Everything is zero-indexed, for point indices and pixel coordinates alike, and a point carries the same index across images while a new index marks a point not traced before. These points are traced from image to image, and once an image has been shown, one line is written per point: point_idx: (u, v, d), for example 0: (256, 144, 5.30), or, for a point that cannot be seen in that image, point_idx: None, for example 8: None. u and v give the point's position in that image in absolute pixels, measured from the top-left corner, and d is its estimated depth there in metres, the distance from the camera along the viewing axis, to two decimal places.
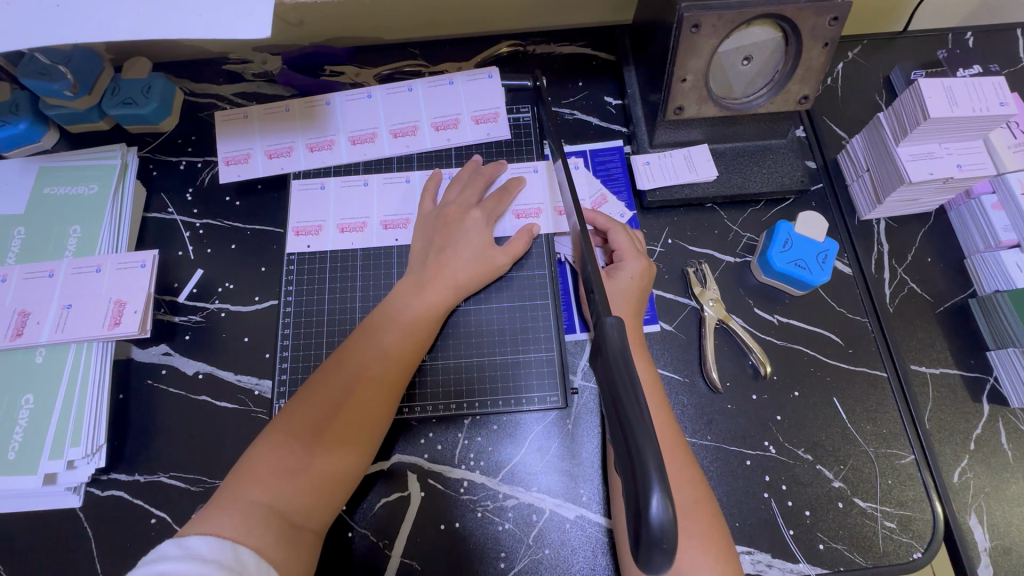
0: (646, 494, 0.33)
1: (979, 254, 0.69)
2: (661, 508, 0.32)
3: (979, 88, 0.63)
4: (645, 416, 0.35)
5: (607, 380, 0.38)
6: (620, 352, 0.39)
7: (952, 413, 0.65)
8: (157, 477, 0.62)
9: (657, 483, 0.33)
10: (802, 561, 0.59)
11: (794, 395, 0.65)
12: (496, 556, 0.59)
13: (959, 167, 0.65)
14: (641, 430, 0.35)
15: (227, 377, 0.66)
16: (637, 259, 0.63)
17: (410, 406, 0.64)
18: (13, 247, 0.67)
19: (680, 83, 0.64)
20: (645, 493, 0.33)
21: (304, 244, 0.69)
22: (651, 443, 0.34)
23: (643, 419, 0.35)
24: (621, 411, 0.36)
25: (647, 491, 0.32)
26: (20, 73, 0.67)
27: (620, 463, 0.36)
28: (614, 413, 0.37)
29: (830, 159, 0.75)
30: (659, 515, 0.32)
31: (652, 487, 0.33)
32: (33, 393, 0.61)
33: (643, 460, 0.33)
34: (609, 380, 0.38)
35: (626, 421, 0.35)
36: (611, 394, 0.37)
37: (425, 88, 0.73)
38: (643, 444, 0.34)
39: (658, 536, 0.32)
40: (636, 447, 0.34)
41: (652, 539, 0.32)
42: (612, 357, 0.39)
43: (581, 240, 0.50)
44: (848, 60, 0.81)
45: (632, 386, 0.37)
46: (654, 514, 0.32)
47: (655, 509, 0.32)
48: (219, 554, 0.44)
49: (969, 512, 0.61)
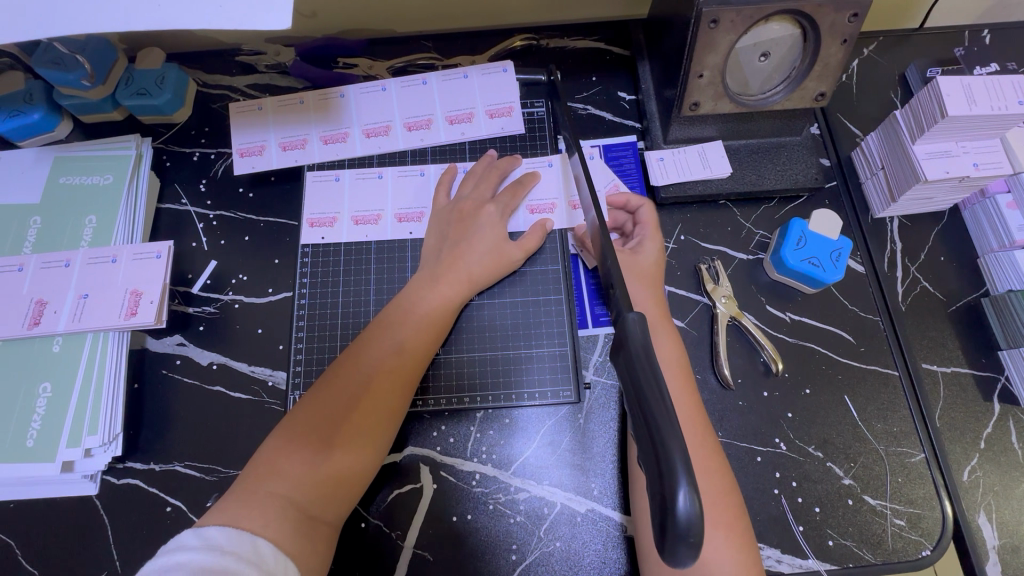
0: (673, 489, 0.33)
1: (993, 253, 0.68)
2: (688, 502, 0.33)
3: (998, 86, 0.63)
4: (670, 410, 0.35)
5: (630, 377, 0.38)
6: (643, 348, 0.39)
7: (963, 412, 0.65)
8: (172, 466, 0.62)
9: (683, 477, 0.33)
10: (811, 557, 0.59)
11: (805, 392, 0.65)
12: (508, 548, 0.60)
13: (976, 166, 0.64)
14: (666, 425, 0.35)
15: (241, 368, 0.66)
16: (659, 245, 0.65)
17: (423, 399, 0.64)
18: (29, 237, 0.67)
19: (696, 79, 0.63)
20: (671, 487, 0.33)
21: (318, 236, 0.69)
22: (677, 437, 0.34)
23: (668, 414, 0.35)
24: (645, 406, 0.36)
25: (673, 485, 0.33)
26: (35, 63, 0.67)
27: (644, 458, 0.36)
28: (637, 407, 0.37)
29: (844, 157, 0.75)
30: (686, 509, 0.32)
31: (678, 482, 0.33)
32: (51, 382, 0.62)
33: (669, 453, 0.33)
34: (631, 375, 0.38)
35: (651, 415, 0.35)
36: (634, 390, 0.38)
37: (440, 81, 0.73)
38: (668, 437, 0.34)
39: (684, 530, 0.32)
40: (662, 442, 0.34)
41: (678, 533, 0.33)
42: (635, 353, 0.39)
43: (600, 235, 0.50)
44: (864, 57, 0.80)
45: (656, 381, 0.37)
46: (681, 508, 0.32)
47: (682, 503, 0.32)
48: (238, 545, 0.45)
49: (978, 510, 0.61)
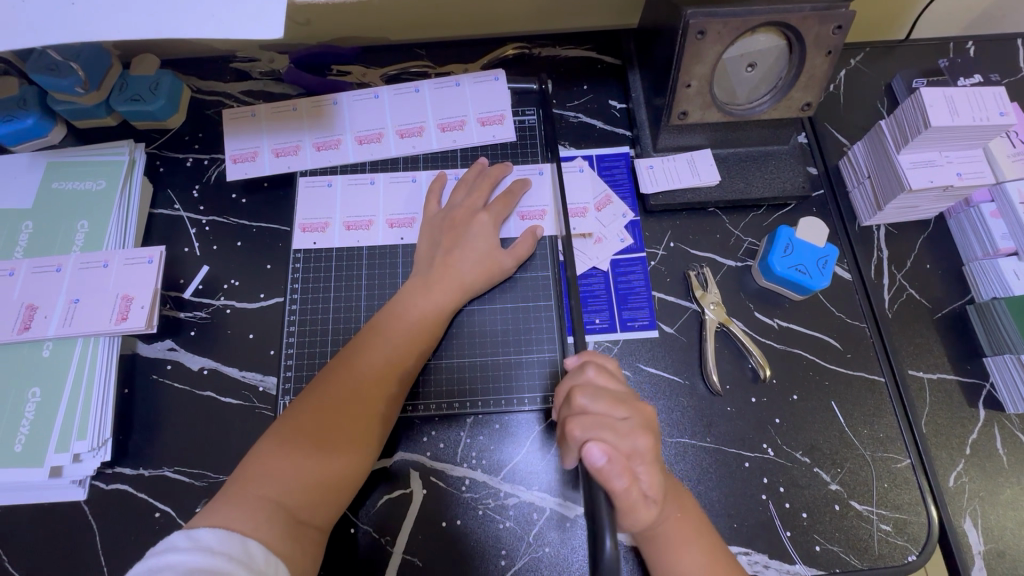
0: (601, 535, 0.39)
1: (978, 261, 0.69)
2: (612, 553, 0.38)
3: (980, 97, 0.64)
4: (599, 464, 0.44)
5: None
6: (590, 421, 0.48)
7: (948, 417, 0.65)
8: (162, 471, 0.62)
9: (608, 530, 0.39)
10: (798, 562, 0.59)
11: (792, 399, 0.65)
12: (497, 554, 0.60)
13: (959, 175, 0.66)
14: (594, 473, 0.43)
15: (232, 373, 0.66)
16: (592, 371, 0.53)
17: (414, 404, 0.64)
18: (21, 242, 0.67)
19: (685, 88, 0.64)
20: (599, 535, 0.39)
21: (310, 240, 0.70)
22: (601, 491, 0.42)
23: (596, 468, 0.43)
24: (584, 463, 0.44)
25: (600, 531, 0.39)
26: (30, 69, 0.67)
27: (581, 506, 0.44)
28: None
29: (831, 166, 0.76)
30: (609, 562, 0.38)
31: (603, 528, 0.39)
32: (40, 386, 0.62)
33: (598, 533, 0.39)
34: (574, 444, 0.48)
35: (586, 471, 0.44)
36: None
37: (432, 89, 0.74)
38: (593, 483, 0.42)
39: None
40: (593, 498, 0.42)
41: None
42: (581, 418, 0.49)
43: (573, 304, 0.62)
44: (850, 68, 0.82)
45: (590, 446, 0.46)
46: (607, 554, 0.38)
47: (608, 549, 0.38)
48: (228, 546, 0.45)
49: (963, 515, 0.62)
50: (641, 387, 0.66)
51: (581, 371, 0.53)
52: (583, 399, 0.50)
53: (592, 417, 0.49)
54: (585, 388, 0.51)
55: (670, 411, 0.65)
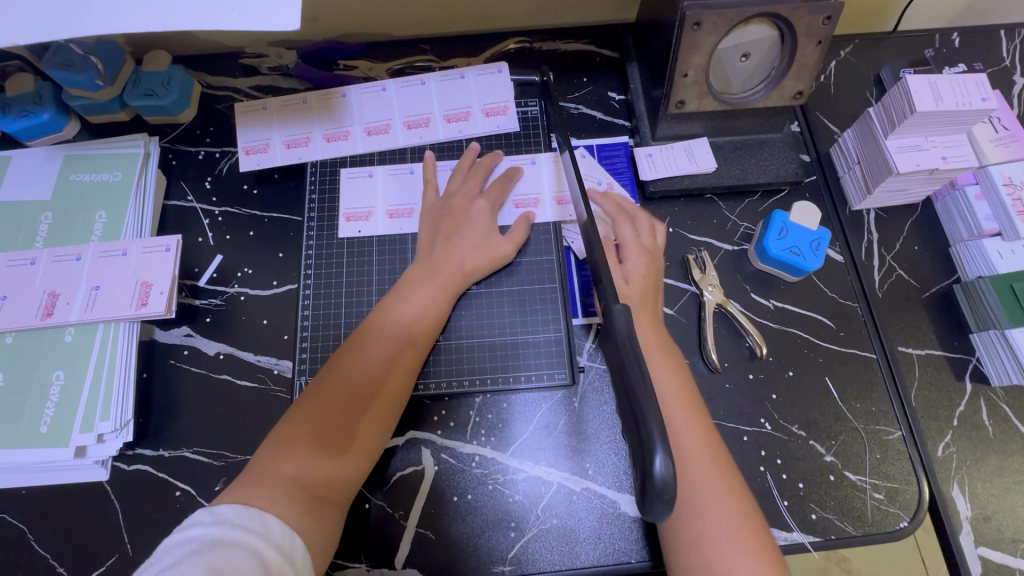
0: (651, 456, 0.38)
1: (963, 242, 0.72)
2: (664, 468, 0.37)
3: (963, 84, 0.67)
4: (646, 382, 0.41)
5: (618, 365, 0.43)
6: (629, 340, 0.43)
7: (937, 391, 0.68)
8: (181, 451, 0.65)
9: (660, 446, 0.38)
10: (795, 529, 0.62)
11: (788, 374, 0.68)
12: (507, 526, 0.62)
13: (944, 159, 0.68)
14: (645, 401, 0.40)
15: (247, 357, 0.69)
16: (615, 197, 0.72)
17: (425, 384, 0.67)
18: (40, 232, 0.69)
19: (682, 78, 0.67)
20: (650, 454, 0.37)
21: (355, 228, 0.72)
22: (655, 412, 0.39)
23: (646, 389, 0.40)
24: (627, 379, 0.41)
25: (652, 452, 0.37)
26: (47, 65, 0.70)
27: (626, 428, 0.41)
28: (621, 387, 0.42)
29: (822, 152, 0.79)
30: (662, 472, 0.37)
31: (655, 448, 0.38)
32: (62, 371, 0.64)
33: (649, 452, 0.37)
34: (617, 361, 0.43)
35: (630, 386, 0.41)
36: (619, 372, 0.42)
37: (438, 82, 0.76)
38: (648, 412, 0.39)
39: (660, 490, 0.38)
40: (643, 420, 0.39)
41: (656, 492, 0.38)
42: (622, 344, 0.43)
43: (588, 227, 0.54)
44: (841, 59, 0.84)
45: (639, 364, 0.42)
46: (657, 472, 0.37)
47: (659, 468, 0.37)
48: (246, 519, 0.47)
49: (952, 484, 0.65)
50: None
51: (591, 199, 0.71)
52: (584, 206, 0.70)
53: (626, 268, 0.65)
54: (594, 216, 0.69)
55: None
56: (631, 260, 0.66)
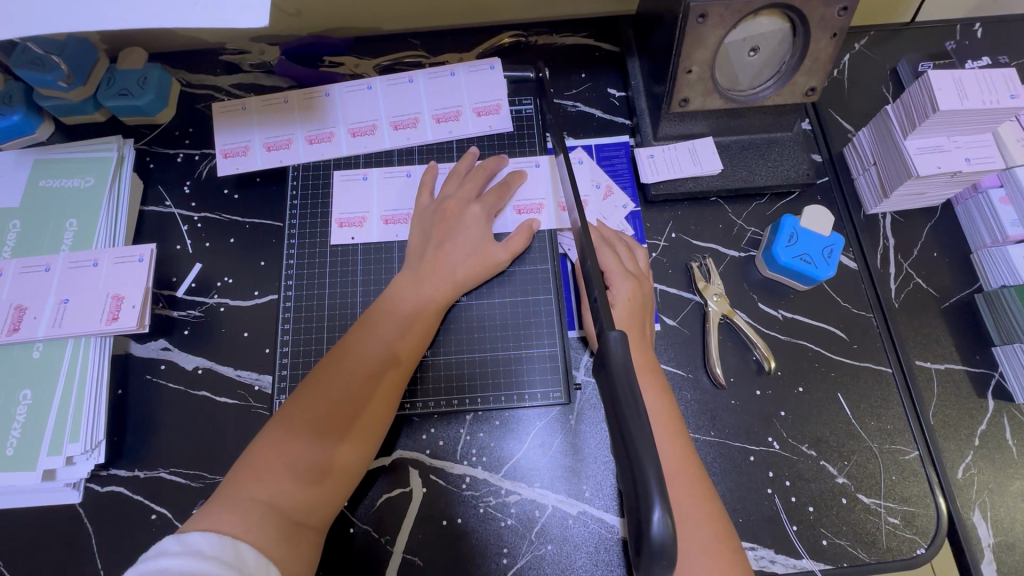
0: (648, 511, 0.34)
1: (986, 248, 0.68)
2: (662, 524, 0.34)
3: (989, 80, 0.62)
4: (643, 420, 0.37)
5: (611, 397, 0.40)
6: (624, 371, 0.40)
7: (957, 408, 0.64)
8: (157, 472, 0.61)
9: (658, 499, 0.34)
10: (805, 556, 0.58)
11: (797, 390, 0.64)
12: (499, 552, 0.59)
13: (968, 160, 0.64)
14: (642, 443, 0.36)
15: (227, 372, 0.65)
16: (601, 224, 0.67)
17: (413, 401, 0.63)
18: (9, 241, 0.66)
19: (686, 74, 0.63)
20: (647, 509, 0.34)
21: (348, 235, 0.68)
22: (652, 458, 0.36)
23: (643, 429, 0.37)
24: (621, 417, 0.38)
25: (649, 506, 0.34)
26: (14, 64, 0.66)
27: (619, 473, 0.38)
28: (615, 424, 0.39)
29: (835, 152, 0.74)
30: (661, 528, 0.34)
31: (653, 503, 0.34)
32: (31, 388, 0.61)
33: (647, 507, 0.34)
34: (611, 395, 0.40)
35: (625, 425, 0.37)
36: (612, 407, 0.39)
37: (427, 80, 0.72)
38: (643, 455, 0.36)
39: (659, 550, 0.34)
40: (639, 467, 0.35)
41: (654, 552, 0.34)
42: (616, 375, 0.39)
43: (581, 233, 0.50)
44: (855, 52, 0.80)
45: (634, 401, 0.38)
46: (655, 530, 0.34)
47: (656, 525, 0.34)
48: (219, 550, 0.43)
49: (972, 507, 0.61)
50: None
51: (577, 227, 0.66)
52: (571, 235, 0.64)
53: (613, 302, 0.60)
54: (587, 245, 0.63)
55: None
56: (618, 287, 0.61)
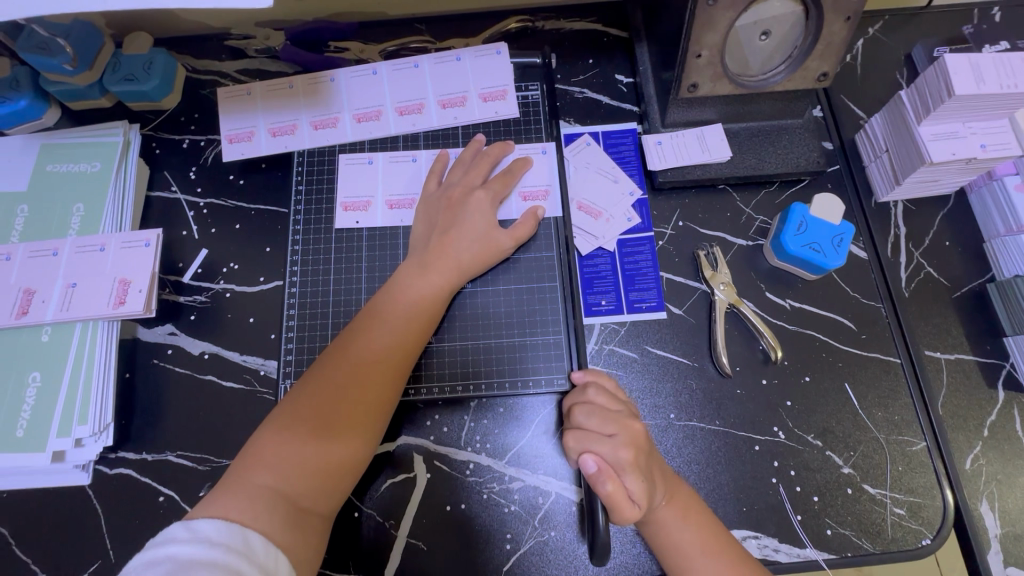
0: (596, 519, 0.54)
1: (999, 237, 0.67)
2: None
3: (1009, 64, 0.61)
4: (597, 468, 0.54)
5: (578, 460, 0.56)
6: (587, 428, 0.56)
7: (966, 399, 0.63)
8: (165, 455, 0.62)
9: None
10: (809, 546, 0.58)
11: (804, 380, 0.64)
12: (502, 537, 0.59)
13: (983, 147, 0.62)
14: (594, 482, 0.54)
15: (233, 358, 0.66)
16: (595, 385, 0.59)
17: (416, 388, 0.63)
18: (17, 226, 0.66)
19: (695, 59, 0.62)
20: (595, 516, 0.54)
21: (353, 219, 0.68)
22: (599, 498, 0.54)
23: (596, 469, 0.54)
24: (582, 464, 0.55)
25: (597, 518, 0.54)
26: (20, 48, 0.66)
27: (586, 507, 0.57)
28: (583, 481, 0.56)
29: (846, 139, 0.73)
30: (602, 531, 0.53)
31: (597, 511, 0.54)
32: (40, 371, 0.61)
33: (595, 517, 0.54)
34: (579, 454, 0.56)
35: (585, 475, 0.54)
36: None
37: (432, 65, 0.71)
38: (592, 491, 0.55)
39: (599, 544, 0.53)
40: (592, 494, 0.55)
41: (599, 549, 0.53)
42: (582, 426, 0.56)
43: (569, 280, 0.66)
44: (869, 37, 0.78)
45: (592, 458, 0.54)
46: (599, 529, 0.53)
47: (600, 528, 0.53)
48: (227, 537, 0.44)
49: (980, 498, 0.60)
50: (647, 370, 0.65)
51: (582, 391, 0.59)
52: (580, 416, 0.56)
53: (587, 433, 0.55)
54: (583, 405, 0.57)
55: (678, 394, 0.64)
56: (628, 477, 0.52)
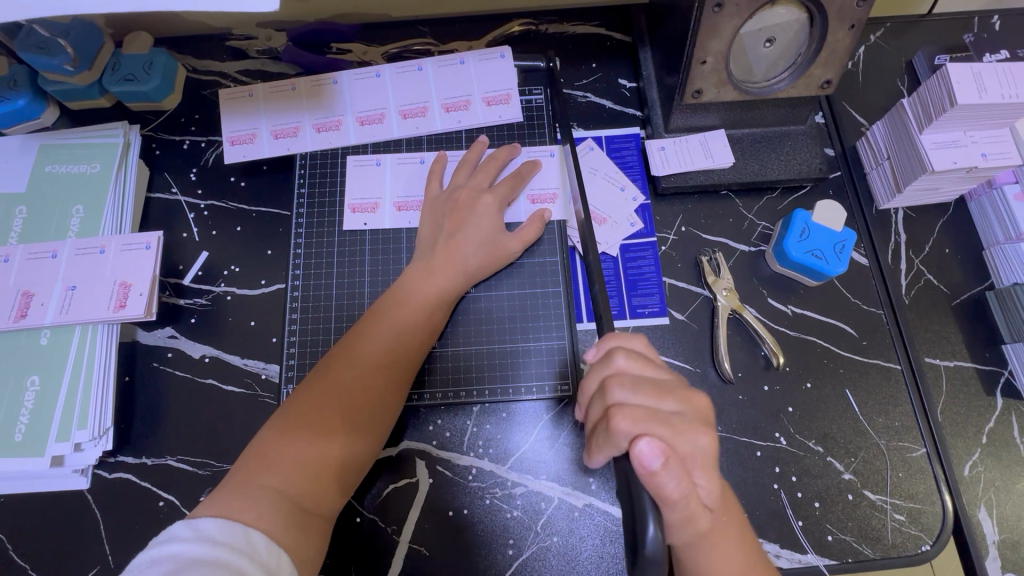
0: (643, 524, 0.38)
1: (999, 246, 0.67)
2: (655, 538, 0.38)
3: (1010, 73, 0.61)
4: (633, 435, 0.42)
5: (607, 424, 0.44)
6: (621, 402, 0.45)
7: (966, 406, 0.64)
8: (165, 460, 0.62)
9: (650, 515, 0.38)
10: (810, 551, 0.59)
11: (805, 386, 0.64)
12: (505, 542, 0.59)
13: (984, 156, 0.63)
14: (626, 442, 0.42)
15: (234, 361, 0.65)
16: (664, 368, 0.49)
17: (420, 392, 0.63)
18: (15, 227, 0.66)
19: (700, 65, 0.62)
20: (642, 521, 0.38)
21: (361, 221, 0.68)
22: (645, 485, 0.40)
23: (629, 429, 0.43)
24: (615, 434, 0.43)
25: (643, 519, 0.38)
26: (18, 47, 0.65)
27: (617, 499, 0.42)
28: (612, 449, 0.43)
29: (848, 146, 0.73)
30: (654, 542, 0.37)
31: (646, 516, 0.38)
32: (39, 375, 0.61)
33: (640, 519, 0.38)
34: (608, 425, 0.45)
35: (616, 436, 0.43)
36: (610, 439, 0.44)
37: (436, 68, 0.71)
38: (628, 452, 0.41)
39: (652, 563, 0.37)
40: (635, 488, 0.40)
41: (648, 565, 0.37)
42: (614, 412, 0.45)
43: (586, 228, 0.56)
44: (870, 44, 0.78)
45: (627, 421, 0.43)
46: (649, 538, 0.38)
47: (650, 535, 0.38)
48: (230, 536, 0.44)
49: (978, 505, 0.61)
50: None
51: (609, 359, 0.48)
52: (620, 392, 0.46)
53: (638, 410, 0.45)
54: (618, 378, 0.47)
55: None
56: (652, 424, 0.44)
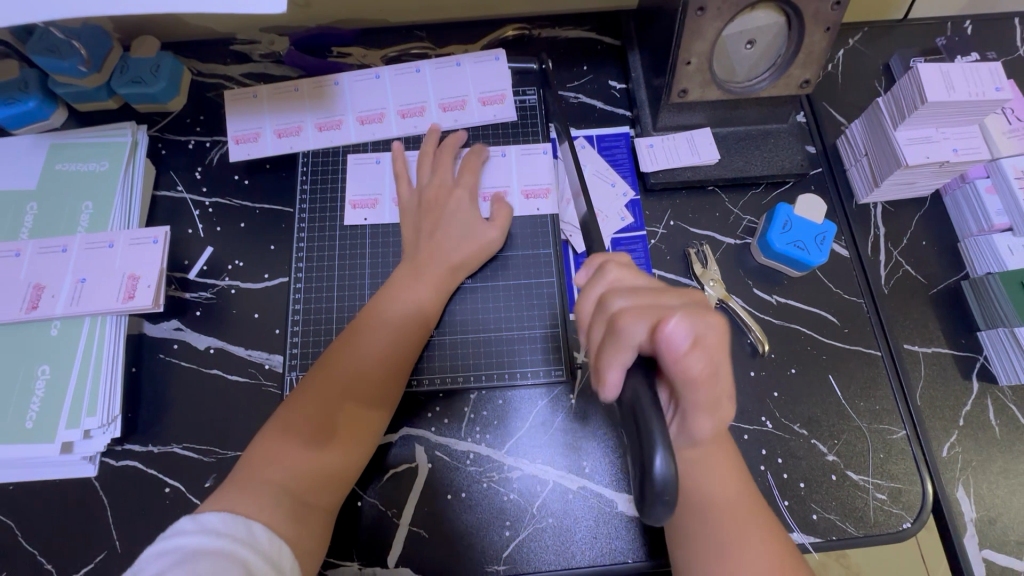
0: (651, 455, 0.37)
1: (973, 237, 0.70)
2: (664, 466, 0.37)
3: (977, 73, 0.65)
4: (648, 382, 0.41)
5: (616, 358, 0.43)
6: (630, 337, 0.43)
7: (943, 390, 0.67)
8: (171, 447, 0.63)
9: (660, 445, 0.37)
10: (796, 530, 0.61)
11: (790, 372, 0.67)
12: (502, 524, 0.61)
13: (955, 151, 0.66)
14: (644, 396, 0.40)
15: (238, 352, 0.67)
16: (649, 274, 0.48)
17: (418, 379, 0.66)
18: (25, 224, 0.68)
19: (685, 65, 0.65)
20: (650, 452, 0.37)
21: (361, 216, 0.70)
22: (654, 410, 0.39)
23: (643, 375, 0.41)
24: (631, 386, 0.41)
25: (651, 450, 0.37)
26: (31, 49, 0.68)
27: (625, 431, 0.41)
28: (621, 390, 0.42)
29: (829, 144, 0.77)
30: (663, 470, 0.37)
31: (654, 448, 0.37)
32: (49, 365, 0.63)
33: (650, 454, 0.37)
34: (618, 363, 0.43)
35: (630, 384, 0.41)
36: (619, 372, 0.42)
37: (434, 69, 0.74)
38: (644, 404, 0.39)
39: (661, 489, 0.37)
40: (642, 415, 0.39)
41: (656, 493, 0.37)
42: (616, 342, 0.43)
43: None
44: (849, 48, 0.82)
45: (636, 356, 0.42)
46: (657, 469, 0.37)
47: (658, 466, 0.37)
48: (232, 528, 0.46)
49: (956, 484, 0.63)
50: None
51: (601, 273, 0.47)
52: (618, 300, 0.44)
53: (637, 308, 0.42)
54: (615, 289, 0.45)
55: None
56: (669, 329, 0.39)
